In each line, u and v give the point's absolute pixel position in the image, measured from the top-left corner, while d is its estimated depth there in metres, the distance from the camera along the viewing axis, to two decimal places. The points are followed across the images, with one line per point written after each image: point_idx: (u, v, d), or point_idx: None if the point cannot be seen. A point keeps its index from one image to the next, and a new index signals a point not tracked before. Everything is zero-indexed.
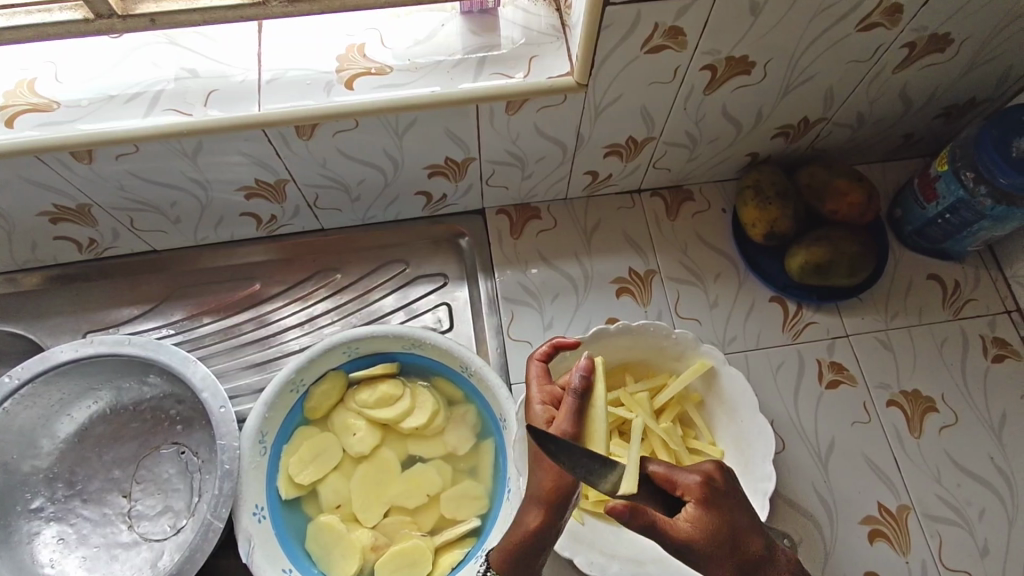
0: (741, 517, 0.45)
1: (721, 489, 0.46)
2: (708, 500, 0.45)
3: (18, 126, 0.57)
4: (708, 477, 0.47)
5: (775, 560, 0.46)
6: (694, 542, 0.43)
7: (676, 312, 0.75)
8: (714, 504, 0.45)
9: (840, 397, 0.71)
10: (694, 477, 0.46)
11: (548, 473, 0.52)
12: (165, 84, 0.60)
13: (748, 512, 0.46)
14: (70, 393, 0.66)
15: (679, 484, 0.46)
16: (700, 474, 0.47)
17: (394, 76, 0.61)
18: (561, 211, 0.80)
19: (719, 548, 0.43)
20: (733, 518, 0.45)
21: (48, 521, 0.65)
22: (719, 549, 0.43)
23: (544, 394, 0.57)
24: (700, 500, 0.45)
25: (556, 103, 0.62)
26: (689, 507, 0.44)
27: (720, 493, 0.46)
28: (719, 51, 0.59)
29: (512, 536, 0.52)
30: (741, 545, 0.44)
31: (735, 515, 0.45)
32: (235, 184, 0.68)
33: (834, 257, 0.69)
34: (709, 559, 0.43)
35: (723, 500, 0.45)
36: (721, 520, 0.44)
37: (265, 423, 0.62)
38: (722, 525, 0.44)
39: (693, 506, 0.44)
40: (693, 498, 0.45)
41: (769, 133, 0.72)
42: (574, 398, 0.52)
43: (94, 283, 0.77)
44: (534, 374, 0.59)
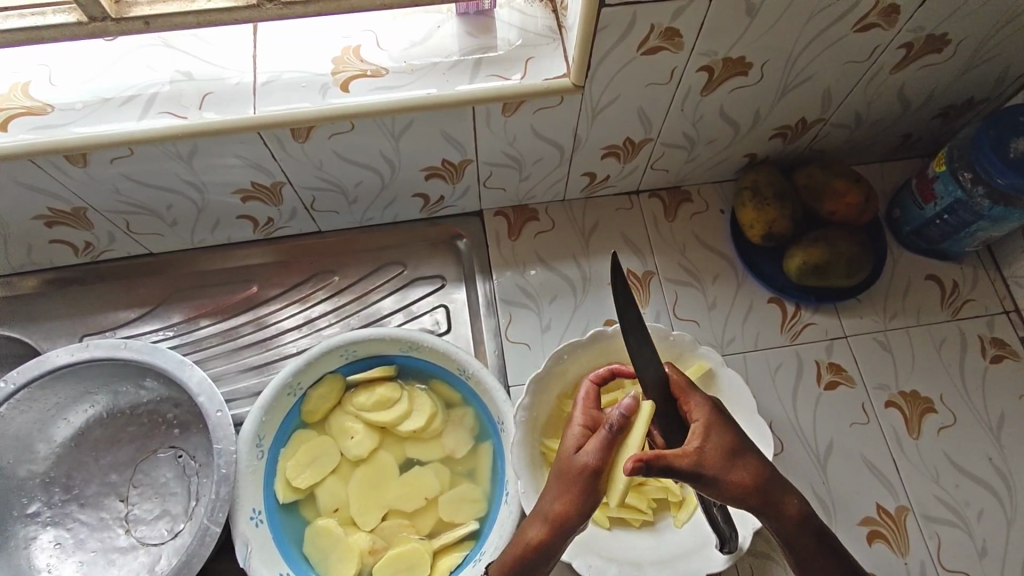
0: (745, 437, 0.51)
1: (723, 411, 0.52)
2: (714, 420, 0.51)
3: (12, 129, 0.57)
4: (714, 402, 0.52)
5: (778, 477, 0.51)
6: (706, 461, 0.48)
7: (675, 313, 0.75)
8: (721, 424, 0.51)
9: (838, 398, 0.71)
10: (703, 402, 0.52)
11: (561, 496, 0.51)
12: (161, 86, 0.60)
13: (750, 434, 0.52)
14: (66, 397, 0.66)
15: (689, 407, 0.52)
16: (708, 399, 0.52)
17: (390, 78, 0.61)
18: (559, 212, 0.80)
19: (728, 462, 0.49)
20: (739, 436, 0.51)
21: (44, 526, 0.65)
22: (727, 464, 0.49)
23: (588, 419, 0.55)
24: (708, 421, 0.51)
25: (553, 104, 0.62)
26: (699, 426, 0.50)
27: (723, 414, 0.52)
28: (716, 52, 0.59)
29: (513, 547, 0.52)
30: (747, 460, 0.50)
31: (740, 435, 0.51)
32: (231, 187, 0.67)
33: (832, 258, 0.69)
34: (720, 475, 0.49)
35: (729, 421, 0.51)
36: (729, 439, 0.50)
37: (262, 426, 0.62)
38: (730, 443, 0.50)
39: (703, 425, 0.50)
40: (702, 418, 0.50)
41: (767, 133, 0.72)
42: (608, 432, 0.50)
43: (91, 286, 0.77)
44: (580, 397, 0.57)
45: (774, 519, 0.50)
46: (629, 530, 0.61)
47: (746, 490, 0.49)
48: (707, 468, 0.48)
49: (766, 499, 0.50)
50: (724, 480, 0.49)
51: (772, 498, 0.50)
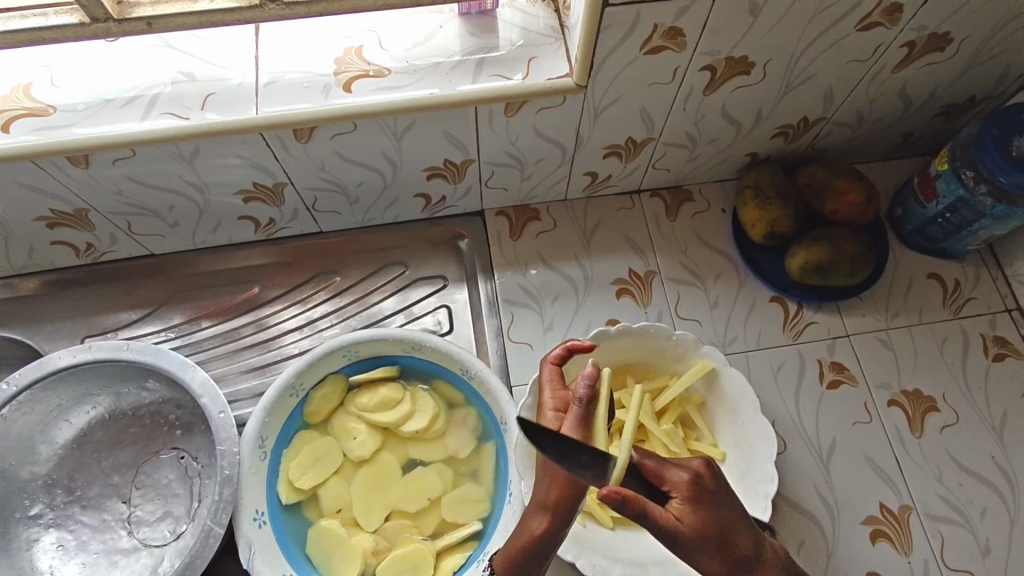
0: (728, 512, 0.46)
1: (708, 483, 0.47)
2: (696, 498, 0.46)
3: (14, 130, 0.57)
4: (697, 472, 0.47)
5: (759, 555, 0.47)
6: (682, 537, 0.44)
7: (677, 313, 0.75)
8: (702, 500, 0.46)
9: (841, 397, 0.71)
10: (684, 473, 0.46)
11: (554, 483, 0.52)
12: (163, 87, 0.60)
13: (736, 508, 0.47)
14: (68, 399, 0.66)
15: (668, 479, 0.46)
16: (690, 470, 0.47)
17: (392, 78, 0.61)
18: (560, 212, 0.80)
19: (706, 542, 0.44)
20: (722, 514, 0.46)
21: (47, 528, 0.65)
22: (705, 544, 0.44)
23: (557, 401, 0.56)
24: (688, 497, 0.46)
25: (555, 104, 0.62)
26: (677, 504, 0.45)
27: (708, 489, 0.47)
28: (718, 51, 0.59)
29: (518, 539, 0.53)
30: (728, 539, 0.45)
31: (724, 511, 0.46)
32: (233, 187, 0.67)
33: (834, 257, 0.69)
34: (694, 552, 0.45)
35: (712, 496, 0.46)
36: (710, 517, 0.45)
37: (265, 427, 0.62)
38: (710, 522, 0.45)
39: (681, 500, 0.45)
40: (681, 494, 0.46)
41: (769, 133, 0.72)
42: (580, 406, 0.51)
43: (92, 287, 0.77)
44: (545, 379, 0.57)
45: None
46: (633, 530, 0.61)
47: (723, 566, 0.45)
48: (682, 542, 0.44)
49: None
50: (699, 557, 0.45)
51: (749, 574, 0.46)
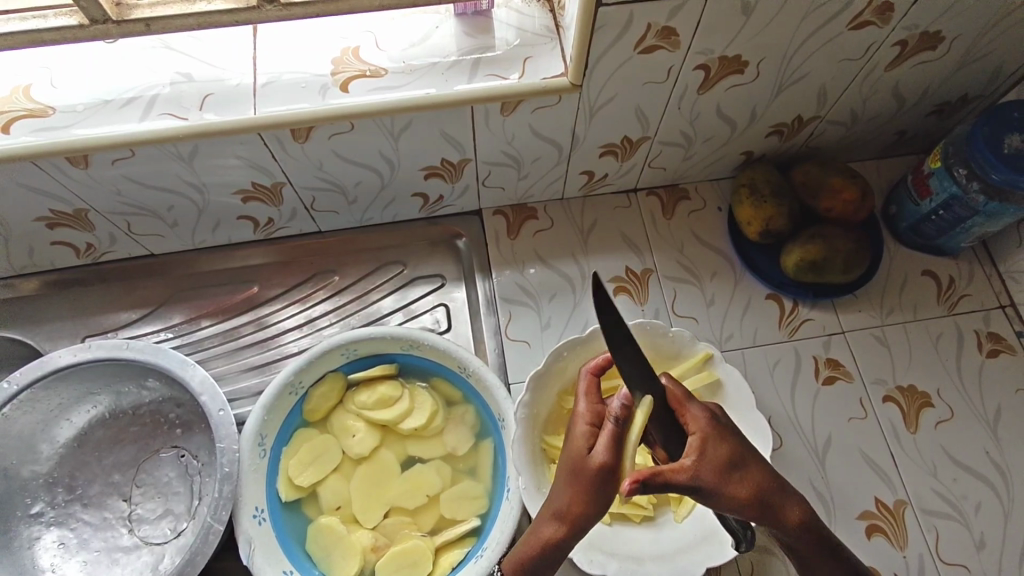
0: (745, 445, 0.51)
1: (722, 420, 0.52)
2: (715, 434, 0.51)
3: (13, 132, 0.57)
4: (712, 412, 0.52)
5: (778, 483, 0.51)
6: (706, 476, 0.48)
7: (673, 311, 0.75)
8: (719, 435, 0.51)
9: (836, 393, 0.71)
10: (702, 411, 0.52)
11: (573, 496, 0.51)
12: (161, 88, 0.60)
13: (749, 444, 0.52)
14: (69, 398, 0.66)
15: (687, 417, 0.52)
16: (707, 409, 0.52)
17: (389, 78, 0.61)
18: (557, 211, 0.80)
19: (727, 472, 0.49)
20: (739, 444, 0.51)
21: (48, 526, 0.65)
22: (725, 476, 0.49)
23: (590, 412, 0.54)
24: (705, 433, 0.51)
25: (551, 103, 0.63)
26: (698, 440, 0.50)
27: (723, 426, 0.52)
28: (712, 51, 0.60)
29: (528, 542, 0.53)
30: (748, 468, 0.50)
31: (740, 446, 0.51)
32: (232, 187, 0.68)
33: (829, 254, 0.70)
34: (719, 489, 0.49)
35: (727, 431, 0.51)
36: (729, 451, 0.50)
37: (264, 425, 0.62)
38: (728, 453, 0.50)
39: (702, 436, 0.50)
40: (700, 430, 0.51)
41: (764, 131, 0.73)
42: (614, 424, 0.50)
43: (92, 288, 0.77)
44: (581, 390, 0.56)
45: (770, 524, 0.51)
46: (629, 525, 0.61)
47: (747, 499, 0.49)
48: (706, 482, 0.48)
49: (763, 508, 0.50)
50: (723, 493, 0.49)
51: (770, 505, 0.50)
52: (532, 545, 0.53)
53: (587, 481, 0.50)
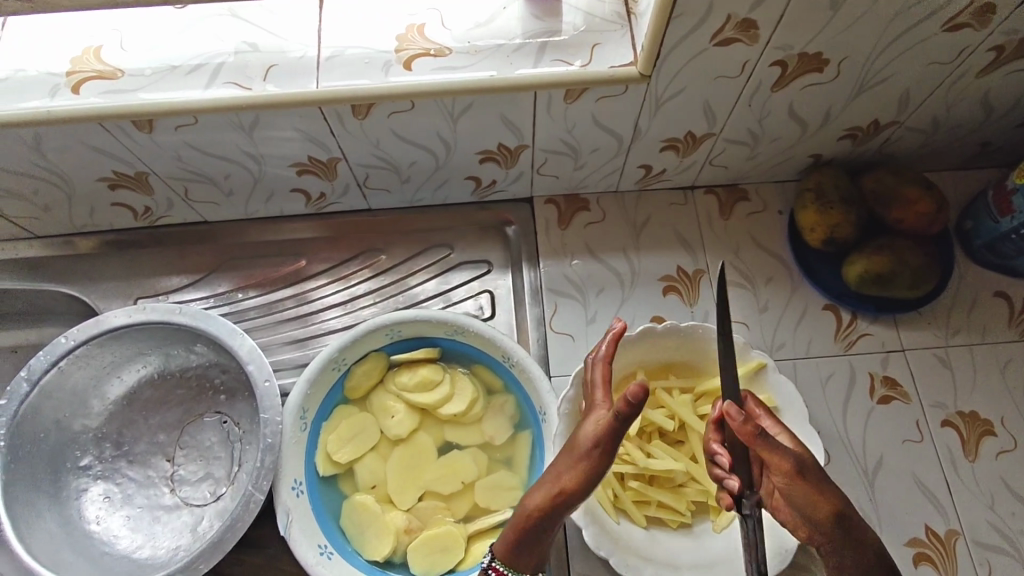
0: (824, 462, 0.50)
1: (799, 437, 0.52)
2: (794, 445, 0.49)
3: (83, 93, 0.58)
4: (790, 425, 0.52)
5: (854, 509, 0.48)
6: (802, 467, 0.46)
7: (723, 314, 0.73)
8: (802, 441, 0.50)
9: (891, 414, 0.68)
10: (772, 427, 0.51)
11: (575, 473, 0.49)
12: (226, 57, 0.60)
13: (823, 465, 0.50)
14: (120, 357, 0.68)
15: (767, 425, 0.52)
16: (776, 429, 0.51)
17: (454, 57, 0.60)
18: (610, 204, 0.78)
19: (818, 476, 0.47)
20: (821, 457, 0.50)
21: (95, 479, 0.67)
22: (817, 475, 0.47)
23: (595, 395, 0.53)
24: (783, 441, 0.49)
25: (616, 93, 0.60)
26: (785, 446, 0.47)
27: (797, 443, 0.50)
28: (792, 46, 0.56)
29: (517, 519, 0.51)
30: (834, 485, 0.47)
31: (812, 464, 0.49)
32: (288, 160, 0.68)
33: (896, 267, 0.66)
34: (806, 491, 0.46)
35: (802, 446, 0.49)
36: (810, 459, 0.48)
37: (306, 399, 0.63)
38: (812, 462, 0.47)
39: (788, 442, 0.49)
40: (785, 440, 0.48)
41: (836, 134, 0.69)
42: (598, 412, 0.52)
43: (147, 250, 0.78)
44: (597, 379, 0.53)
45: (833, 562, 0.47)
46: (668, 531, 0.61)
47: (831, 515, 0.46)
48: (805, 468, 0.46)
49: (842, 534, 0.46)
50: (809, 496, 0.46)
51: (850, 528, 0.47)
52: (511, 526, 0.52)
53: (586, 462, 0.49)
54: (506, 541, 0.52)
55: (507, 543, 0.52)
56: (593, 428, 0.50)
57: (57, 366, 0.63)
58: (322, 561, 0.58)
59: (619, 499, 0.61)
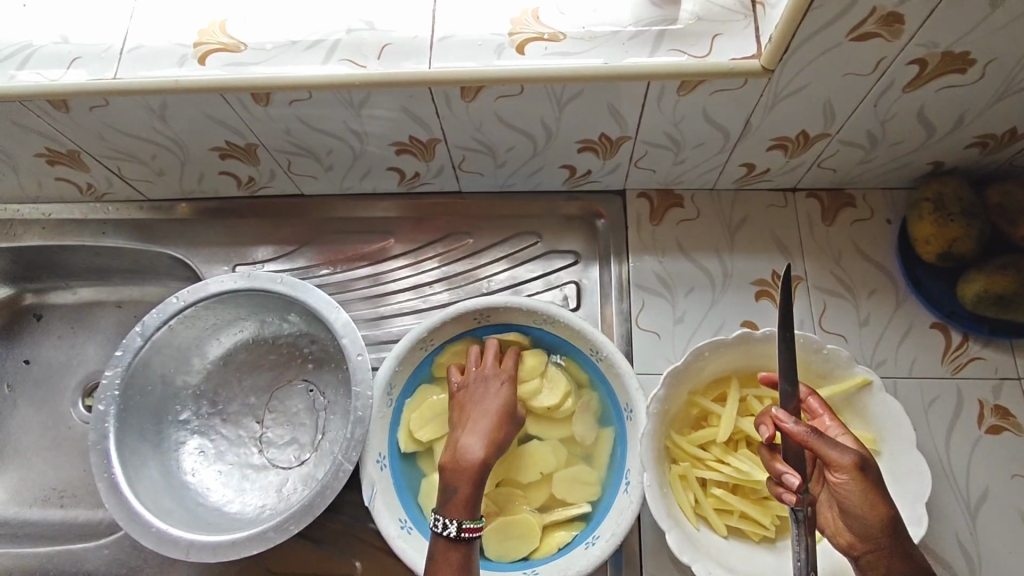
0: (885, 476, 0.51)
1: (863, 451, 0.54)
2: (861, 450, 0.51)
3: (208, 64, 0.60)
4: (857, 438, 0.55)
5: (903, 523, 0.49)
6: (863, 469, 0.48)
7: (820, 324, 0.70)
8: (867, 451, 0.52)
9: (1000, 445, 0.64)
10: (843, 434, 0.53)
11: (495, 422, 0.58)
12: (342, 35, 0.61)
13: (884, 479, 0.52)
14: (222, 320, 0.71)
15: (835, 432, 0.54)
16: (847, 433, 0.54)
17: (568, 43, 0.59)
18: (705, 201, 0.76)
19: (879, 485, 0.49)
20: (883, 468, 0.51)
21: (192, 433, 0.70)
22: (877, 480, 0.48)
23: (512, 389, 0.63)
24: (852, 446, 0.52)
25: (734, 87, 0.58)
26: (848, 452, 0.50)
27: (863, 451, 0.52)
28: (937, 44, 0.52)
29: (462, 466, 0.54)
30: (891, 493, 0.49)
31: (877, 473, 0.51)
32: (390, 139, 0.68)
33: (1023, 289, 0.61)
34: (864, 494, 0.48)
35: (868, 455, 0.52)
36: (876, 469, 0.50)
37: (394, 375, 0.64)
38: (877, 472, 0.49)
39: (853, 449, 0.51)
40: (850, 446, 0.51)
41: (965, 141, 0.64)
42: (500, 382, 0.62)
43: (246, 219, 0.82)
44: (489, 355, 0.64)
45: (878, 567, 0.49)
46: (749, 544, 0.59)
47: (881, 520, 0.48)
48: (865, 469, 0.48)
49: (893, 541, 0.48)
50: (864, 499, 0.48)
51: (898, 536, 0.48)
52: (457, 471, 0.54)
53: (496, 417, 0.58)
54: (459, 501, 0.52)
55: (463, 498, 0.52)
56: (502, 390, 0.61)
57: (168, 324, 0.66)
58: (402, 535, 0.59)
59: (700, 505, 0.60)
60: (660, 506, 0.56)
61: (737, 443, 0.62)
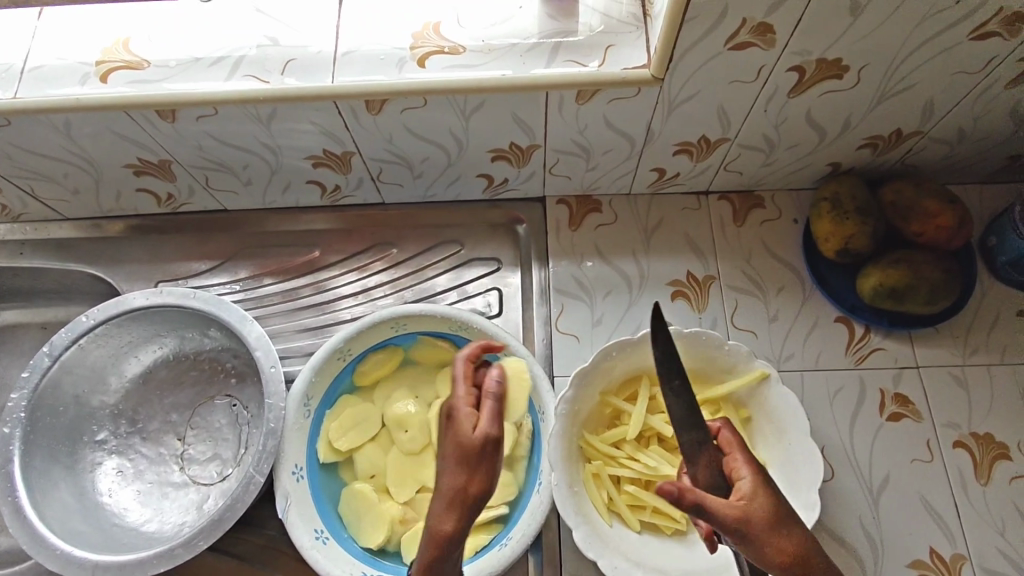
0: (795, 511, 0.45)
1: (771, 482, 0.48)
2: (761, 491, 0.45)
3: (111, 82, 0.61)
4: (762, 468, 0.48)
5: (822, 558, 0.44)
6: (742, 529, 0.42)
7: (732, 322, 0.72)
8: (769, 489, 0.46)
9: (901, 432, 0.67)
10: (749, 470, 0.47)
11: (463, 477, 0.45)
12: (248, 50, 0.62)
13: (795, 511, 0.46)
14: (138, 337, 0.70)
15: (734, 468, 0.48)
16: (751, 465, 0.47)
17: (467, 55, 0.60)
18: (622, 206, 0.78)
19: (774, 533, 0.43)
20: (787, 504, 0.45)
21: (109, 454, 0.70)
22: (763, 533, 0.43)
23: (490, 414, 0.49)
24: (753, 484, 0.46)
25: (629, 95, 0.60)
26: (741, 497, 0.45)
27: (768, 486, 0.46)
28: (810, 52, 0.55)
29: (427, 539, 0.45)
30: (800, 537, 0.43)
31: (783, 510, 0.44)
32: (305, 152, 0.69)
33: (913, 281, 0.64)
34: (753, 549, 0.43)
35: (769, 493, 0.45)
36: (776, 517, 0.44)
37: (311, 387, 0.64)
38: (772, 519, 0.44)
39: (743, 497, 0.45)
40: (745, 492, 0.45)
41: (856, 143, 0.68)
42: (491, 403, 0.50)
43: (169, 235, 0.81)
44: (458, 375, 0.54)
45: None
46: (661, 537, 0.61)
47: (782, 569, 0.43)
48: (745, 530, 0.42)
49: None
50: (757, 555, 0.43)
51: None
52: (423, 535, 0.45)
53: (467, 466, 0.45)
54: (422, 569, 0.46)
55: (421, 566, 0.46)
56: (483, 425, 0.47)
57: (77, 343, 0.66)
58: (316, 545, 0.60)
59: (613, 502, 0.61)
60: (568, 506, 0.58)
61: (648, 440, 0.63)
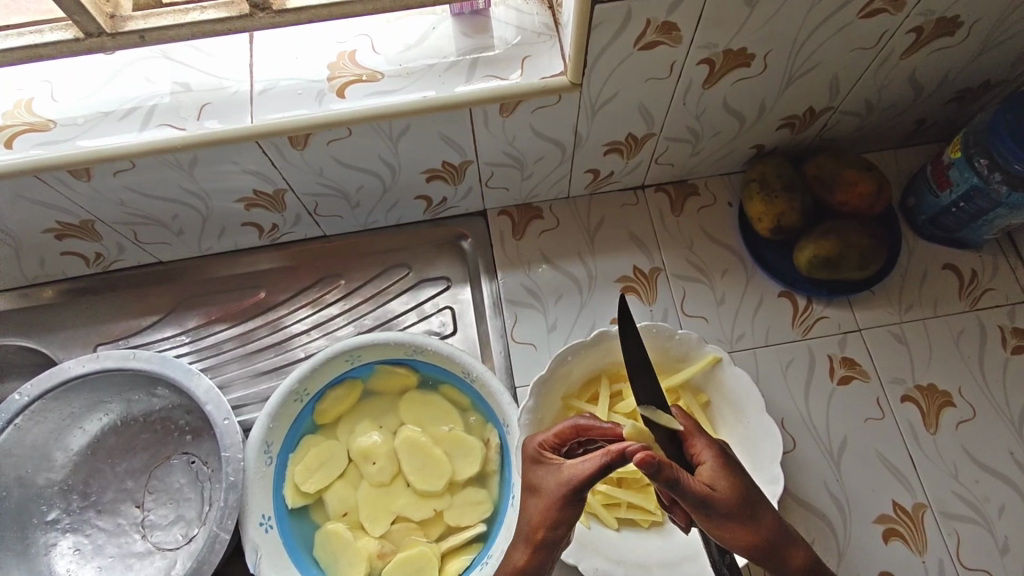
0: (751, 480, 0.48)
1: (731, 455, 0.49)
2: (725, 465, 0.47)
3: (16, 146, 0.58)
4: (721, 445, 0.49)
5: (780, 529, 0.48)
6: (711, 504, 0.45)
7: (682, 310, 0.74)
8: (728, 466, 0.47)
9: (852, 394, 0.69)
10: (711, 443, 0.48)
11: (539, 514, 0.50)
12: (160, 99, 0.60)
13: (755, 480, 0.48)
14: (80, 407, 0.67)
15: (695, 449, 0.48)
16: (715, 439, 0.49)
17: (386, 81, 0.60)
18: (563, 210, 0.79)
19: (735, 512, 0.46)
20: (748, 483, 0.47)
21: (64, 533, 0.67)
22: (725, 510, 0.45)
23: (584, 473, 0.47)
24: (715, 463, 0.47)
25: (550, 103, 0.61)
26: (705, 468, 0.47)
27: (732, 458, 0.48)
28: (715, 44, 0.57)
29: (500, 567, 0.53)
30: (752, 508, 0.46)
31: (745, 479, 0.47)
32: (234, 194, 0.67)
33: (843, 249, 0.67)
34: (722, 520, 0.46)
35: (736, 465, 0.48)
36: (739, 484, 0.46)
37: (270, 432, 0.63)
38: (733, 487, 0.46)
39: (710, 466, 0.47)
40: (710, 462, 0.47)
41: (774, 124, 0.70)
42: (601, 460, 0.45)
43: (102, 295, 0.78)
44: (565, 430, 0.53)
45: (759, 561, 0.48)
46: (639, 530, 0.62)
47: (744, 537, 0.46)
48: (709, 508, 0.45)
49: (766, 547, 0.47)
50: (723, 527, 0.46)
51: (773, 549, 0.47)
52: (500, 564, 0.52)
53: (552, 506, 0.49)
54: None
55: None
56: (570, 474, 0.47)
57: (13, 423, 0.63)
58: None
59: (589, 504, 0.61)
60: None
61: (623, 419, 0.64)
